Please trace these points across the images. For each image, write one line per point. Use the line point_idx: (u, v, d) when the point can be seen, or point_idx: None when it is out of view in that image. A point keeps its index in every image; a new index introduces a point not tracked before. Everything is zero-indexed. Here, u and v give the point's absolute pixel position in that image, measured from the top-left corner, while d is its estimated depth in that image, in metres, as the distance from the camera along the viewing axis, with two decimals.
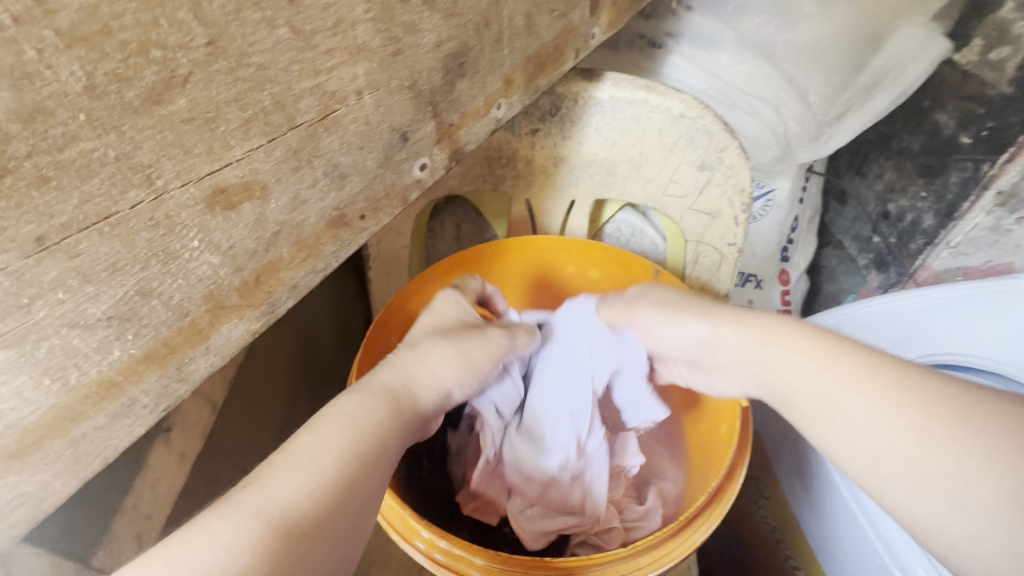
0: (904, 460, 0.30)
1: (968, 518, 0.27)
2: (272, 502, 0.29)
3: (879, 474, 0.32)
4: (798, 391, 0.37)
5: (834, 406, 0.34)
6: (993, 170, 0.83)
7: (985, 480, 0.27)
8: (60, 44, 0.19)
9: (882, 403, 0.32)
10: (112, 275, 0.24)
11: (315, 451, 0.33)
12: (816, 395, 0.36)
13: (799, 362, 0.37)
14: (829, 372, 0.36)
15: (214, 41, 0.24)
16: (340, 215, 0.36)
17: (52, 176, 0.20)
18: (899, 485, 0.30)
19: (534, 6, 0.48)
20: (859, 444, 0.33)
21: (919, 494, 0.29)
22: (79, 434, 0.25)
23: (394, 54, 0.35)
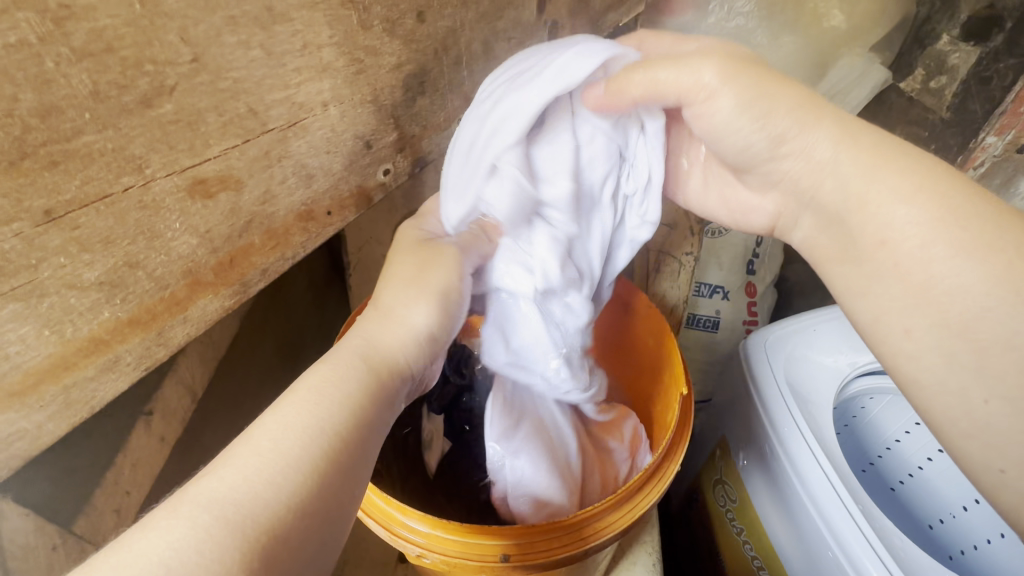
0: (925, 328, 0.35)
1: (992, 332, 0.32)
2: (222, 497, 0.26)
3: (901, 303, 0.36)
4: (852, 206, 0.38)
5: (895, 226, 0.36)
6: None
7: (986, 324, 0.33)
8: (72, 58, 0.25)
9: (955, 219, 0.34)
10: (105, 246, 0.29)
11: (277, 437, 0.29)
12: (876, 214, 0.37)
13: (890, 196, 0.36)
14: (922, 212, 0.35)
15: (198, 58, 0.29)
16: (308, 210, 0.41)
17: (60, 161, 0.26)
18: (928, 361, 0.35)
19: (491, 34, 0.55)
20: (897, 272, 0.36)
21: (931, 320, 0.35)
22: (70, 382, 0.30)
23: (357, 72, 0.40)
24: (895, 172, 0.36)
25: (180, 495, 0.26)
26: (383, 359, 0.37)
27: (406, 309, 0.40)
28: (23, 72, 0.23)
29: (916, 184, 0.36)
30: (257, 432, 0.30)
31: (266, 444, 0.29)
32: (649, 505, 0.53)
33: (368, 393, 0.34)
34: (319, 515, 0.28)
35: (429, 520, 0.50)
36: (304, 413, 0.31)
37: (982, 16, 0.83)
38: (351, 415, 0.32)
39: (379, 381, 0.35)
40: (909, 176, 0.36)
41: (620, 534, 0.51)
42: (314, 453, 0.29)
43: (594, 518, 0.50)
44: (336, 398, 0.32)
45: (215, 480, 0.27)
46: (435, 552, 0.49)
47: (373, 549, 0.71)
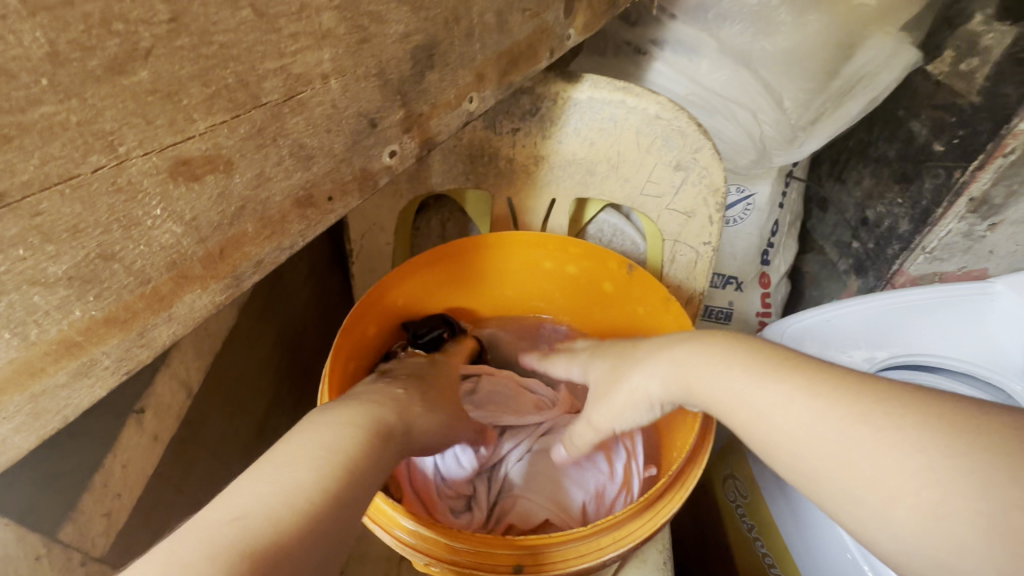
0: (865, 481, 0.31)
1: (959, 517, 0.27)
2: (252, 506, 0.33)
3: (883, 504, 0.30)
4: (839, 456, 0.33)
5: (851, 448, 0.33)
6: (964, 177, 0.87)
7: (870, 455, 0.31)
8: (24, 12, 0.21)
9: (886, 473, 0.30)
10: (72, 235, 0.25)
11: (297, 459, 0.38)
12: (805, 430, 0.35)
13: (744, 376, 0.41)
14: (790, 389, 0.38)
15: (176, 18, 0.25)
16: (306, 195, 0.37)
17: (14, 137, 0.22)
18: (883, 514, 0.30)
19: (506, 4, 0.50)
20: (874, 483, 0.31)
21: (883, 496, 0.30)
22: (38, 390, 0.26)
23: (360, 41, 0.36)
24: (798, 383, 0.38)
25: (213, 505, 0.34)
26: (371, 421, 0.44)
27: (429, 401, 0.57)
28: None
29: (863, 426, 0.33)
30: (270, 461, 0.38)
31: (278, 471, 0.37)
32: (671, 513, 0.50)
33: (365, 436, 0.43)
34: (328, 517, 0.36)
35: (433, 526, 0.47)
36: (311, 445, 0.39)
37: None
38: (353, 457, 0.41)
39: (353, 454, 0.40)
40: (839, 416, 0.34)
41: (643, 542, 0.48)
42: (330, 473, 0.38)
43: (611, 528, 0.47)
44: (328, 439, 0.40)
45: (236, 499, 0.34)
46: (444, 560, 0.46)
47: (377, 549, 0.69)
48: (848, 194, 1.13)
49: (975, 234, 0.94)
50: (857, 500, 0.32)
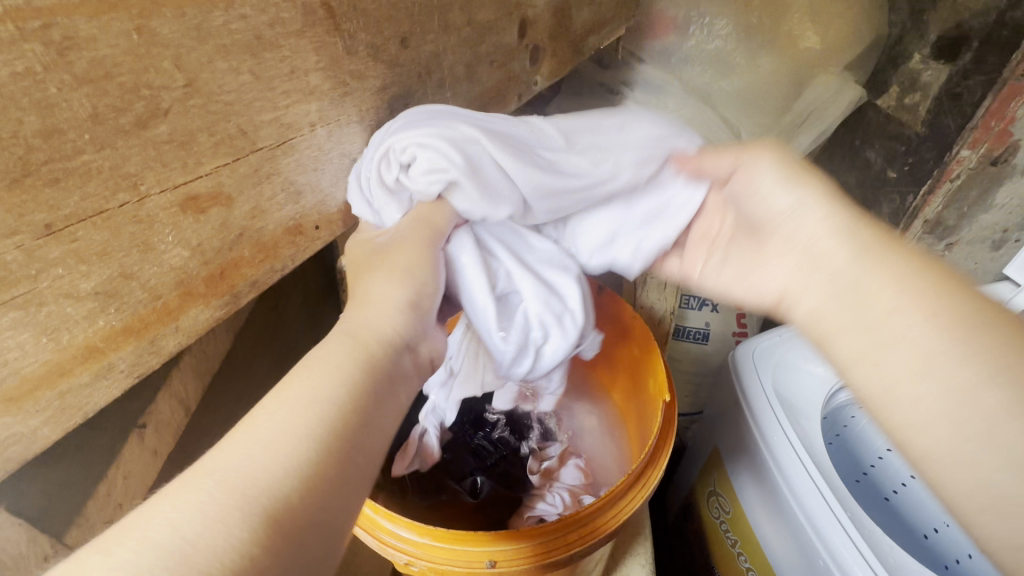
0: (939, 378, 0.31)
1: (950, 437, 0.29)
2: (249, 475, 0.26)
3: (883, 403, 0.33)
4: (901, 341, 0.33)
5: (914, 339, 0.32)
6: (918, 200, 0.96)
7: (934, 345, 0.32)
8: (74, 84, 0.27)
9: (941, 380, 0.30)
10: (101, 258, 0.31)
11: (304, 402, 0.30)
12: (901, 337, 0.33)
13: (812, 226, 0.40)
14: (903, 272, 0.35)
15: (190, 83, 0.32)
16: (296, 224, 0.43)
17: (60, 178, 0.28)
18: (930, 424, 0.30)
19: (474, 57, 0.57)
20: (903, 352, 0.32)
21: (938, 398, 0.30)
22: (65, 388, 0.31)
23: (344, 94, 0.43)
24: (930, 295, 0.33)
25: (199, 470, 0.26)
26: (369, 330, 0.35)
27: (378, 287, 0.37)
28: (28, 96, 0.25)
29: (975, 346, 0.30)
30: (257, 417, 0.29)
31: (274, 421, 0.29)
32: (634, 510, 0.54)
33: (369, 370, 0.33)
34: (333, 488, 0.28)
35: (423, 532, 0.50)
36: (301, 410, 0.29)
37: (952, 37, 0.89)
38: (356, 405, 0.31)
39: (347, 388, 0.31)
40: (962, 350, 0.31)
41: (605, 539, 0.53)
42: (327, 432, 0.29)
43: (575, 525, 0.51)
44: (328, 400, 0.30)
45: (230, 462, 0.26)
46: (423, 559, 0.50)
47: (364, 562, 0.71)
48: None
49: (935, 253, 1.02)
50: (894, 374, 0.32)
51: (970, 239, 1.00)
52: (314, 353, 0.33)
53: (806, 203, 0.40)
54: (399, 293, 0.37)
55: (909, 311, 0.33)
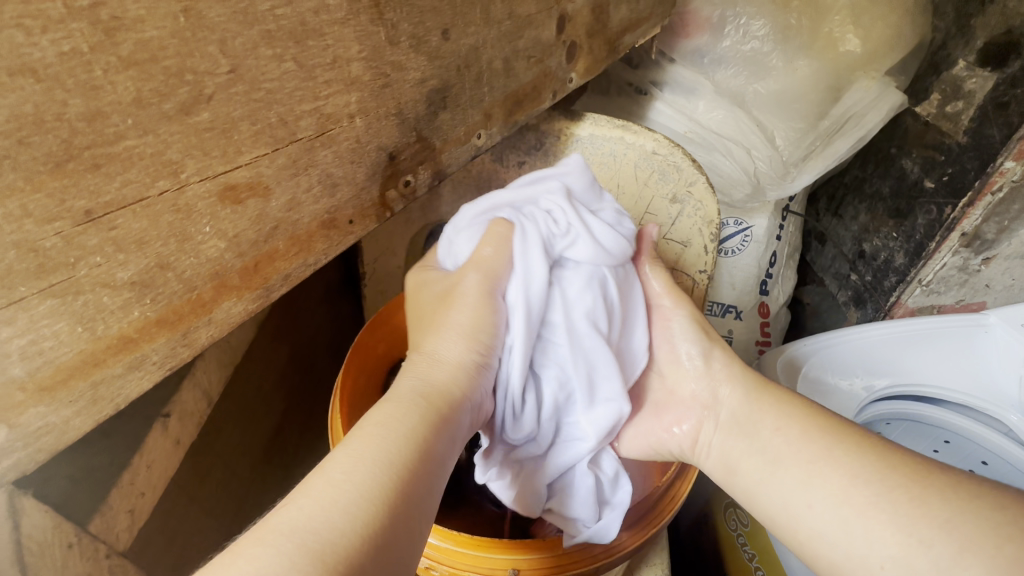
0: (826, 492, 0.39)
1: (821, 528, 0.38)
2: (310, 524, 0.29)
3: (794, 518, 0.40)
4: (812, 473, 0.40)
5: (814, 477, 0.40)
6: (956, 213, 0.92)
7: (823, 466, 0.40)
8: (119, 66, 0.26)
9: (826, 491, 0.39)
10: (139, 247, 0.30)
11: (361, 454, 0.34)
12: (800, 453, 0.42)
13: (767, 422, 0.45)
14: (820, 454, 0.41)
15: (234, 69, 0.31)
16: (331, 218, 0.42)
17: (102, 164, 0.27)
18: (806, 520, 0.39)
19: (512, 53, 0.56)
20: (795, 465, 0.41)
21: (821, 502, 0.38)
22: (99, 378, 0.30)
23: (384, 86, 0.41)
24: (796, 413, 0.45)
25: (267, 522, 0.29)
26: (436, 391, 0.41)
27: (446, 347, 0.45)
28: (73, 78, 0.25)
29: (853, 472, 0.38)
30: (315, 477, 0.32)
31: (338, 468, 0.32)
32: (662, 524, 0.52)
33: (427, 421, 0.38)
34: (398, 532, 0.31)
35: (446, 537, 0.49)
36: (362, 460, 0.33)
37: (998, 42, 0.86)
38: (416, 449, 0.36)
39: (416, 441, 0.36)
40: (840, 456, 0.40)
41: (633, 552, 0.51)
42: (385, 480, 0.33)
43: (604, 535, 0.50)
44: (388, 445, 0.35)
45: (294, 511, 0.30)
46: (444, 565, 0.49)
47: None
48: (845, 228, 1.19)
49: (970, 268, 0.98)
50: (788, 486, 0.41)
51: (1009, 253, 0.96)
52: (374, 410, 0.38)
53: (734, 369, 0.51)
54: (466, 352, 0.44)
55: (814, 458, 0.41)
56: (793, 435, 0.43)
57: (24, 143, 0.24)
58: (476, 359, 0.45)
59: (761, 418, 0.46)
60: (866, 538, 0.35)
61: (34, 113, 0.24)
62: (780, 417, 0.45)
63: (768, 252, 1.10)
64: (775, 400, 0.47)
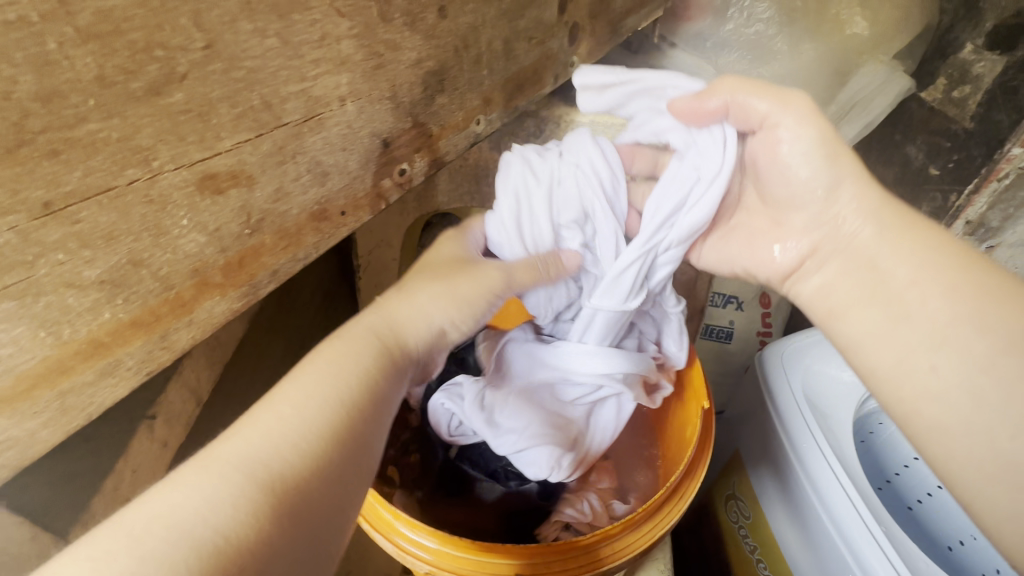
0: (944, 362, 0.32)
1: (936, 386, 0.32)
2: (178, 518, 0.22)
3: (891, 366, 0.34)
4: (922, 337, 0.33)
5: (936, 337, 0.33)
6: (960, 201, 0.90)
7: (959, 330, 0.32)
8: (77, 39, 0.23)
9: (952, 348, 0.32)
10: (108, 243, 0.27)
11: (280, 425, 0.26)
12: (949, 312, 0.33)
13: (931, 258, 0.35)
14: (953, 313, 0.32)
15: (211, 45, 0.28)
16: (321, 210, 0.39)
17: (61, 150, 0.24)
18: (906, 384, 0.33)
19: (512, 32, 0.52)
20: (908, 308, 0.34)
21: (946, 364, 0.32)
22: (67, 387, 0.28)
23: (377, 67, 0.38)
24: (949, 261, 0.34)
25: (124, 514, 0.22)
26: (396, 347, 0.34)
27: (417, 304, 0.36)
28: (22, 52, 0.22)
29: (995, 347, 0.30)
30: (209, 459, 0.24)
31: (247, 443, 0.25)
32: (670, 525, 0.51)
33: (381, 369, 0.32)
34: (314, 510, 0.25)
35: (446, 542, 0.47)
36: (269, 434, 0.26)
37: (1008, 24, 0.83)
38: (341, 420, 0.28)
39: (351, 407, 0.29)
40: (974, 330, 0.31)
41: (642, 554, 0.49)
42: (292, 464, 0.25)
43: (607, 540, 0.48)
44: (303, 418, 0.27)
45: (149, 515, 0.22)
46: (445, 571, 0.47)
47: (379, 562, 0.67)
48: None
49: None
50: (901, 333, 0.34)
51: None
52: (288, 378, 0.29)
53: (837, 186, 0.37)
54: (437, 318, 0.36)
55: (939, 319, 0.33)
56: (921, 284, 0.34)
57: None
58: (447, 325, 0.37)
59: (892, 257, 0.36)
60: (968, 401, 0.30)
61: None
62: (923, 261, 0.35)
63: None
64: (917, 244, 0.35)
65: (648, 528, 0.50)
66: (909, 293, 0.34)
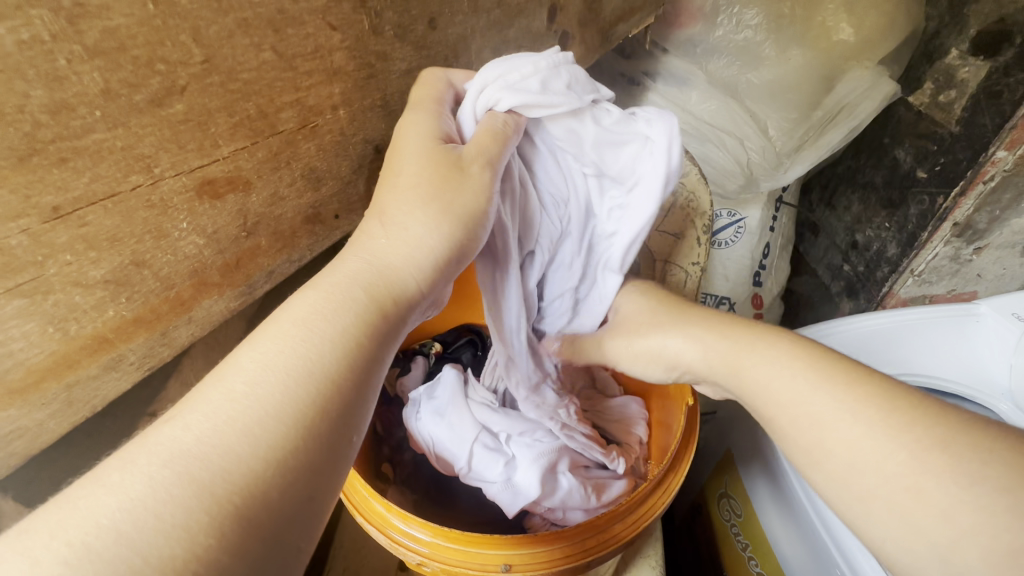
0: (883, 486, 0.31)
1: (894, 514, 0.30)
2: (189, 448, 0.23)
3: (856, 508, 0.33)
4: (850, 465, 0.33)
5: (861, 467, 0.33)
6: (947, 203, 0.92)
7: (866, 454, 0.33)
8: (84, 56, 0.25)
9: (874, 473, 0.32)
10: (112, 244, 0.29)
11: (235, 401, 0.25)
12: (846, 442, 0.34)
13: (799, 384, 0.39)
14: (860, 428, 0.34)
15: (209, 59, 0.29)
16: (315, 213, 0.41)
17: (69, 158, 0.26)
18: (875, 518, 0.31)
19: (501, 42, 0.54)
20: (837, 445, 0.34)
21: (887, 494, 0.31)
22: (73, 380, 0.30)
23: (368, 77, 0.40)
24: (828, 386, 0.37)
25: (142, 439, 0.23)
26: (385, 283, 0.33)
27: (409, 222, 0.36)
28: (34, 69, 0.23)
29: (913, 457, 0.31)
30: (207, 392, 0.26)
31: (187, 430, 0.24)
32: (654, 517, 0.52)
33: (366, 322, 0.31)
34: (317, 441, 0.26)
35: (436, 533, 0.49)
36: (270, 369, 0.27)
37: (991, 31, 0.85)
38: (339, 354, 0.29)
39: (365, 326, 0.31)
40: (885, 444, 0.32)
41: (626, 544, 0.50)
42: (291, 399, 0.26)
43: (592, 531, 0.49)
44: (312, 344, 0.28)
45: (160, 447, 0.23)
46: (436, 562, 0.48)
47: (374, 557, 0.69)
48: (837, 219, 1.19)
49: (962, 258, 0.98)
50: (833, 469, 0.34)
51: (1000, 243, 0.96)
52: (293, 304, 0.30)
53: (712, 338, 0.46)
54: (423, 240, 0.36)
55: (855, 443, 0.34)
56: (816, 417, 0.36)
57: None
58: (439, 248, 0.36)
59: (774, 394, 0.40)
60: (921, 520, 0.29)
61: None
62: (801, 405, 0.38)
63: (762, 244, 1.09)
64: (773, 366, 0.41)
65: (631, 519, 0.51)
66: (823, 423, 0.36)
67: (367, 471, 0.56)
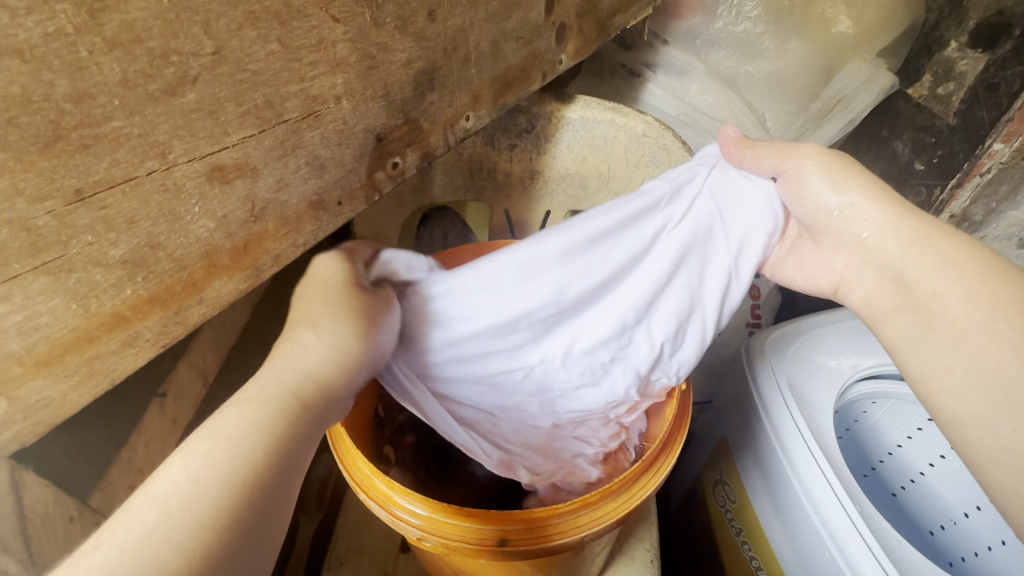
0: (963, 364, 0.39)
1: (968, 381, 0.39)
2: (151, 528, 0.25)
3: (932, 372, 0.41)
4: (958, 335, 0.40)
5: (960, 336, 0.40)
6: (944, 195, 0.93)
7: (988, 335, 0.39)
8: (104, 47, 0.26)
9: (974, 350, 0.39)
10: (129, 226, 0.30)
11: (192, 473, 0.27)
12: (949, 305, 0.41)
13: (933, 262, 0.43)
14: (978, 314, 0.40)
15: (219, 50, 0.31)
16: (319, 199, 0.42)
17: (90, 144, 0.27)
18: (960, 388, 0.39)
19: (500, 34, 0.56)
20: (941, 316, 0.41)
21: (970, 365, 0.39)
22: (93, 354, 0.32)
23: (370, 68, 0.42)
24: (970, 270, 0.41)
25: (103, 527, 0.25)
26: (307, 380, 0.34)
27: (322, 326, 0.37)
28: (59, 59, 0.25)
29: (996, 346, 0.38)
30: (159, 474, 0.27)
31: (145, 512, 0.26)
32: (644, 496, 0.54)
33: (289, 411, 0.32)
34: (259, 512, 0.28)
35: (436, 509, 0.51)
36: (218, 451, 0.28)
37: (990, 23, 0.85)
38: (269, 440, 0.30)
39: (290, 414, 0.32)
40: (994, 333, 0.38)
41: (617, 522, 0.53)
42: (238, 471, 0.28)
43: (585, 508, 0.51)
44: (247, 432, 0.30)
45: (105, 547, 0.24)
46: (436, 537, 0.50)
47: (377, 536, 0.71)
48: None
49: None
50: (942, 334, 0.41)
51: (996, 235, 0.97)
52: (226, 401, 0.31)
53: (880, 220, 0.46)
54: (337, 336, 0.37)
55: (970, 322, 0.40)
56: (936, 293, 0.42)
57: (12, 123, 0.24)
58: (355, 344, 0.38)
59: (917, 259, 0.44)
60: (986, 392, 0.38)
61: (22, 94, 0.24)
62: (934, 276, 0.43)
63: None
64: (938, 251, 0.43)
65: (622, 498, 0.53)
66: (942, 300, 0.42)
67: (368, 452, 0.58)
